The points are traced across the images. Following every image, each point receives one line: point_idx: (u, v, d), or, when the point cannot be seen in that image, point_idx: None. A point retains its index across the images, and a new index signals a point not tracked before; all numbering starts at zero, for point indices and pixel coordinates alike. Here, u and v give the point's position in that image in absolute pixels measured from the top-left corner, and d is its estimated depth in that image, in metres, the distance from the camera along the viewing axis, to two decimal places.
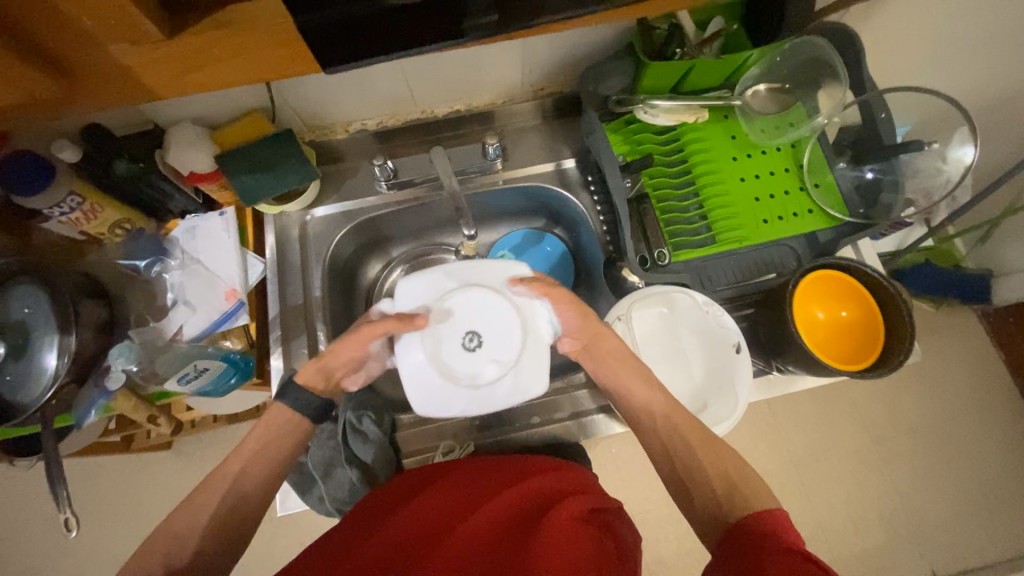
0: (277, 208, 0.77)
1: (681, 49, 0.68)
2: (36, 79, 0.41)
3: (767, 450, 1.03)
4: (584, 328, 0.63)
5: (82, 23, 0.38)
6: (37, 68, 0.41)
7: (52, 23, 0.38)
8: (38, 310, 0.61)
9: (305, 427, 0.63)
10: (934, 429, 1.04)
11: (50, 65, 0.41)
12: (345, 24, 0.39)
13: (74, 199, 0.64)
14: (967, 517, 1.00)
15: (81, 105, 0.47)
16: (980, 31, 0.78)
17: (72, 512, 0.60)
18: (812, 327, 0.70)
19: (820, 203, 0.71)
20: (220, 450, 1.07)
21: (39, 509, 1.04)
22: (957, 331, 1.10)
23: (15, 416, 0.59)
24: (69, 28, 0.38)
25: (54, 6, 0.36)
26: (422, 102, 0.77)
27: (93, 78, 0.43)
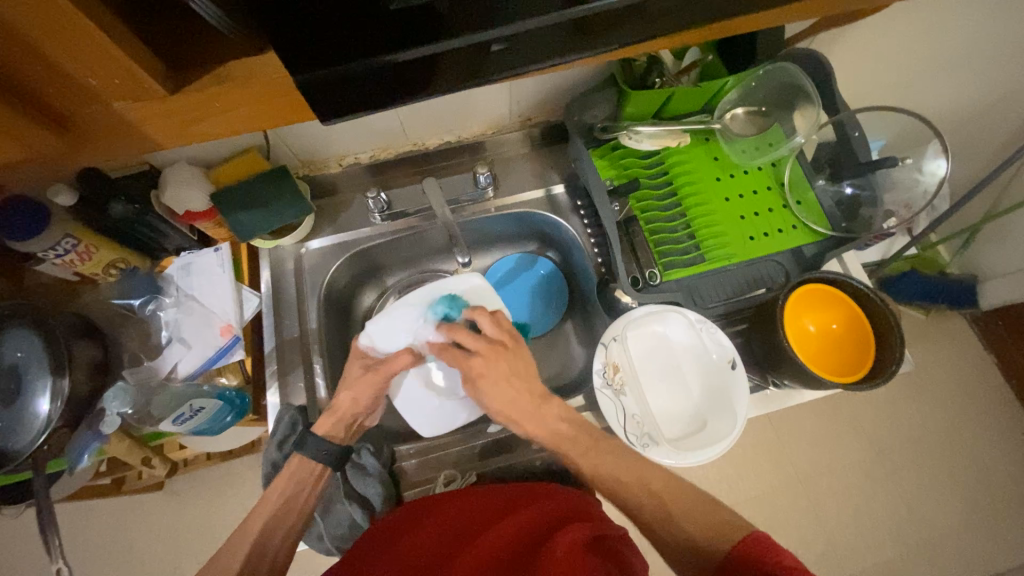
0: (273, 242, 0.77)
1: (660, 79, 0.72)
2: (41, 137, 0.42)
3: (770, 464, 1.03)
4: (514, 402, 0.60)
5: (86, 82, 0.39)
6: (39, 126, 0.41)
7: (56, 83, 0.39)
8: (31, 354, 0.60)
9: (301, 461, 0.62)
10: (934, 437, 1.04)
11: (52, 121, 0.42)
12: (351, 82, 0.40)
13: (69, 241, 0.65)
14: (976, 525, 0.99)
15: (77, 160, 0.47)
16: (948, 53, 0.82)
17: (64, 562, 0.58)
18: (805, 340, 0.71)
19: (803, 219, 0.73)
20: (215, 489, 1.05)
21: (22, 560, 1.00)
22: (949, 336, 1.12)
23: (6, 464, 0.57)
24: (71, 85, 0.39)
25: (58, 67, 0.37)
26: (413, 136, 0.80)
27: (96, 132, 0.44)
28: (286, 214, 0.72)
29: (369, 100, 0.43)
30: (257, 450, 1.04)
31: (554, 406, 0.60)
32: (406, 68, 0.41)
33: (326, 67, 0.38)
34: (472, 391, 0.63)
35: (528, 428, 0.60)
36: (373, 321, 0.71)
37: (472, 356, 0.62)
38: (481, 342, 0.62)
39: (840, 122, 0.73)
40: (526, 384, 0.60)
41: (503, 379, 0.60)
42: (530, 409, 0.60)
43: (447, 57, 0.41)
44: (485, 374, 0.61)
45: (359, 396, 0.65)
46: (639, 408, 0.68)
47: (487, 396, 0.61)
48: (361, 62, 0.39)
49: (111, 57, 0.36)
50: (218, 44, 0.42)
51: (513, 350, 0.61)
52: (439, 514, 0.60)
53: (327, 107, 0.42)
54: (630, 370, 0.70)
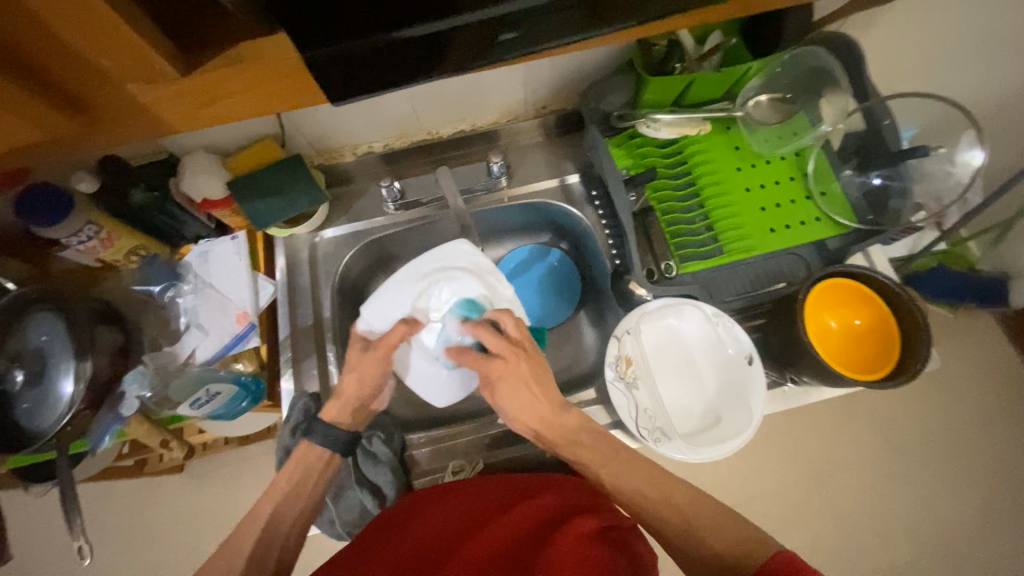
0: (288, 230, 0.78)
1: (681, 64, 0.70)
2: (55, 120, 0.42)
3: (786, 463, 1.00)
4: (530, 412, 0.59)
5: (101, 66, 0.39)
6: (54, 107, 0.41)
7: (73, 66, 0.39)
8: (56, 337, 0.62)
9: (308, 447, 0.62)
10: (959, 438, 1.01)
11: (67, 102, 0.42)
12: (363, 61, 0.40)
13: (91, 228, 0.66)
14: (1000, 531, 0.96)
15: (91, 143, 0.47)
16: (986, 36, 0.78)
17: (86, 538, 0.60)
18: (825, 336, 0.69)
19: (827, 211, 0.71)
20: (231, 472, 1.07)
21: (49, 536, 1.04)
22: (978, 335, 1.08)
23: (32, 443, 0.59)
24: (86, 68, 0.39)
25: (73, 51, 0.37)
26: (427, 124, 0.79)
27: (108, 115, 0.44)
28: (300, 203, 0.72)
29: (378, 79, 0.42)
30: (273, 435, 1.06)
31: (573, 415, 0.58)
32: (411, 47, 0.40)
33: (331, 45, 0.37)
34: (490, 395, 0.61)
35: (551, 437, 0.59)
36: (368, 304, 0.73)
37: (492, 358, 0.60)
38: (503, 342, 0.60)
39: (870, 109, 0.70)
40: (545, 393, 0.58)
41: (519, 386, 0.59)
42: (550, 419, 0.58)
43: (452, 34, 0.40)
44: (503, 377, 0.59)
45: (363, 377, 0.64)
46: (650, 402, 0.67)
47: (506, 400, 0.60)
48: (365, 40, 0.38)
49: (122, 40, 0.36)
50: (231, 26, 0.42)
51: (534, 356, 0.60)
52: (448, 504, 0.59)
53: (335, 87, 0.42)
54: (642, 363, 0.69)
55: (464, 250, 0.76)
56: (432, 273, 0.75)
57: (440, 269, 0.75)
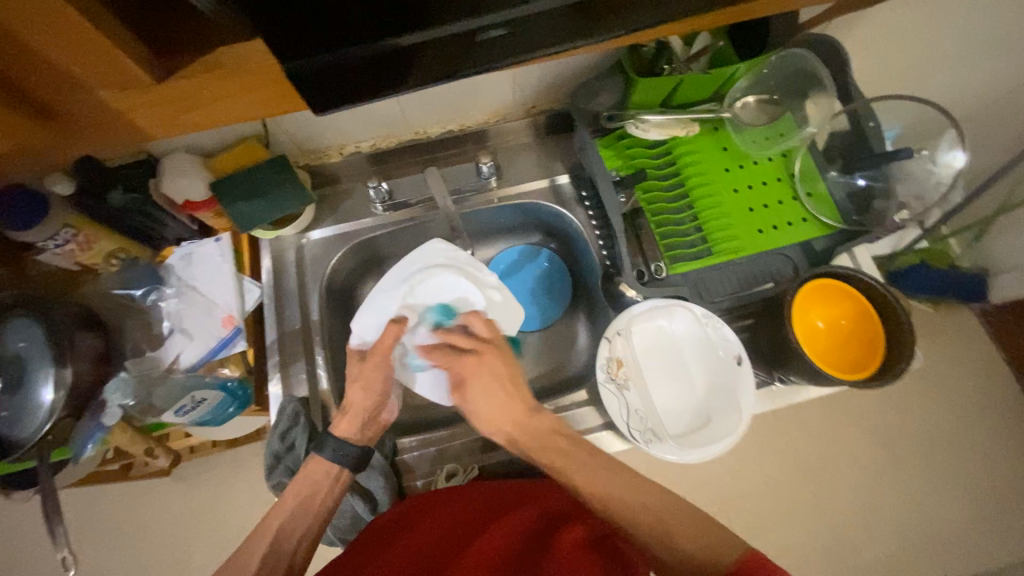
0: (274, 233, 0.77)
1: (669, 66, 0.70)
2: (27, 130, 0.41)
3: (773, 459, 1.02)
4: (505, 408, 0.58)
5: (75, 74, 0.38)
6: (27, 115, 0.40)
7: (44, 73, 0.37)
8: (33, 343, 0.60)
9: (317, 462, 0.62)
10: (940, 432, 1.03)
11: (39, 110, 0.41)
12: (354, 70, 0.39)
13: (67, 232, 0.64)
14: (978, 521, 0.99)
15: (69, 150, 0.46)
16: (969, 40, 0.79)
17: (69, 550, 0.59)
18: (813, 336, 0.69)
19: (813, 211, 0.72)
20: (219, 477, 1.06)
21: (31, 544, 1.01)
22: (958, 330, 1.10)
23: (11, 453, 0.57)
24: (60, 77, 0.38)
25: (45, 59, 0.36)
26: (414, 124, 0.78)
27: (85, 123, 0.43)
28: (286, 204, 0.71)
29: (365, 88, 0.41)
30: (262, 438, 1.05)
31: (546, 416, 0.58)
32: (389, 58, 0.39)
33: (304, 58, 0.37)
34: (460, 398, 0.60)
35: (525, 439, 0.58)
36: (359, 317, 0.72)
37: (463, 355, 0.62)
38: (474, 340, 0.62)
39: (854, 112, 0.71)
40: (515, 390, 0.59)
41: (488, 382, 0.59)
42: (523, 419, 0.58)
43: (423, 48, 0.39)
44: (474, 374, 0.60)
45: (368, 386, 0.64)
46: (642, 403, 0.68)
47: (475, 400, 0.59)
48: (339, 53, 0.37)
49: (94, 44, 0.35)
50: (213, 33, 0.41)
51: (505, 352, 0.62)
52: (441, 513, 0.59)
53: (323, 96, 0.41)
54: (634, 365, 0.69)
55: (440, 249, 0.75)
56: (416, 276, 0.74)
57: (421, 271, 0.74)
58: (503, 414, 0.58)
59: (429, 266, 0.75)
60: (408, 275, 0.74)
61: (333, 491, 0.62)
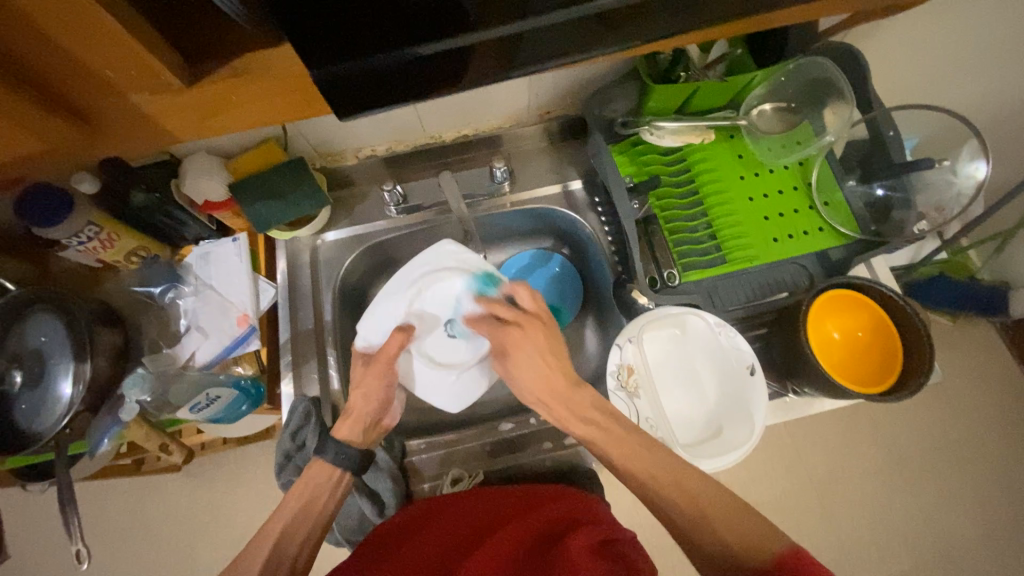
0: (289, 233, 0.77)
1: (686, 73, 0.71)
2: (60, 129, 0.42)
3: (785, 471, 1.00)
4: (544, 385, 0.60)
5: (105, 77, 0.39)
6: (59, 118, 0.41)
7: (76, 76, 0.38)
8: (55, 338, 0.62)
9: (319, 465, 0.62)
10: (959, 449, 1.01)
11: (71, 113, 0.42)
12: (374, 77, 0.39)
13: (92, 229, 0.65)
14: (999, 542, 0.96)
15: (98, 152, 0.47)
16: (992, 50, 0.78)
17: (83, 543, 0.60)
18: (828, 348, 0.69)
19: (831, 221, 0.70)
20: (229, 473, 1.07)
21: (46, 535, 1.03)
22: (978, 344, 1.08)
23: (31, 445, 0.59)
24: (91, 80, 0.39)
25: (76, 61, 0.37)
26: (430, 128, 0.79)
27: (113, 125, 0.44)
28: (303, 205, 0.72)
29: (388, 97, 0.42)
30: (271, 436, 1.06)
31: (586, 391, 0.59)
32: (414, 69, 0.40)
33: (332, 67, 0.37)
34: (503, 364, 0.64)
35: (560, 410, 0.60)
36: (363, 321, 0.71)
37: (507, 327, 0.64)
38: (520, 312, 0.63)
39: (873, 121, 0.71)
40: (561, 365, 0.60)
41: (536, 356, 0.61)
42: (561, 392, 0.60)
43: (447, 57, 0.39)
44: (518, 346, 0.62)
45: (369, 393, 0.65)
46: (652, 412, 0.67)
47: (519, 369, 0.62)
48: (371, 61, 0.38)
49: (125, 51, 0.35)
50: (236, 38, 0.41)
51: (551, 327, 0.62)
52: (450, 516, 0.59)
53: (343, 103, 0.41)
54: (645, 372, 0.69)
55: (450, 250, 0.72)
56: (421, 280, 0.73)
57: (428, 273, 0.72)
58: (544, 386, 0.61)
59: (435, 267, 0.73)
60: (414, 278, 0.72)
61: (336, 492, 0.63)
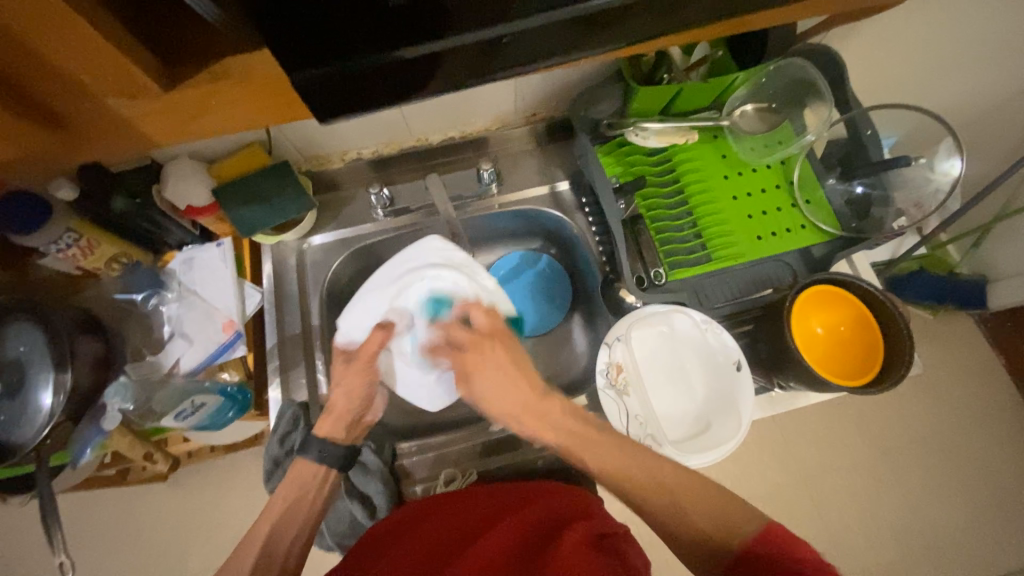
0: (275, 238, 0.77)
1: (669, 74, 0.71)
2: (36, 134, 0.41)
3: (773, 465, 1.02)
4: (515, 396, 0.59)
5: (80, 80, 0.37)
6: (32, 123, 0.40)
7: (48, 79, 0.37)
8: (34, 348, 0.60)
9: (302, 464, 0.62)
10: (941, 439, 1.03)
11: (44, 116, 0.41)
12: (371, 79, 0.39)
13: (71, 236, 0.64)
14: (980, 529, 0.99)
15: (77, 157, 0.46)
16: (966, 50, 0.80)
17: (66, 556, 0.59)
18: (812, 342, 0.70)
19: (811, 218, 0.72)
20: (218, 481, 1.05)
21: (27, 549, 1.01)
22: (958, 337, 1.11)
23: (10, 457, 0.57)
24: (66, 84, 0.38)
25: (49, 65, 0.36)
26: (416, 131, 0.79)
27: (88, 130, 0.43)
28: (287, 208, 0.71)
29: (369, 101, 0.41)
30: (260, 443, 1.05)
31: (556, 400, 0.58)
32: (394, 72, 0.39)
33: (309, 70, 0.37)
34: (468, 390, 0.63)
35: (529, 420, 0.58)
36: (344, 316, 0.72)
37: (465, 349, 0.64)
38: (474, 332, 0.64)
39: (852, 120, 0.72)
40: (524, 374, 0.60)
41: (499, 371, 0.60)
42: (531, 402, 0.58)
43: (425, 61, 0.39)
44: (477, 365, 0.62)
45: (351, 390, 0.65)
46: (642, 409, 0.68)
47: (484, 388, 0.61)
48: (348, 64, 0.37)
49: (103, 56, 0.35)
50: (217, 42, 0.41)
51: (509, 340, 0.62)
52: (439, 515, 0.59)
53: (326, 106, 0.41)
54: (633, 370, 0.69)
55: (437, 247, 0.74)
56: (405, 277, 0.73)
57: (411, 271, 0.73)
58: (514, 401, 0.60)
59: (419, 264, 0.74)
60: (396, 275, 0.74)
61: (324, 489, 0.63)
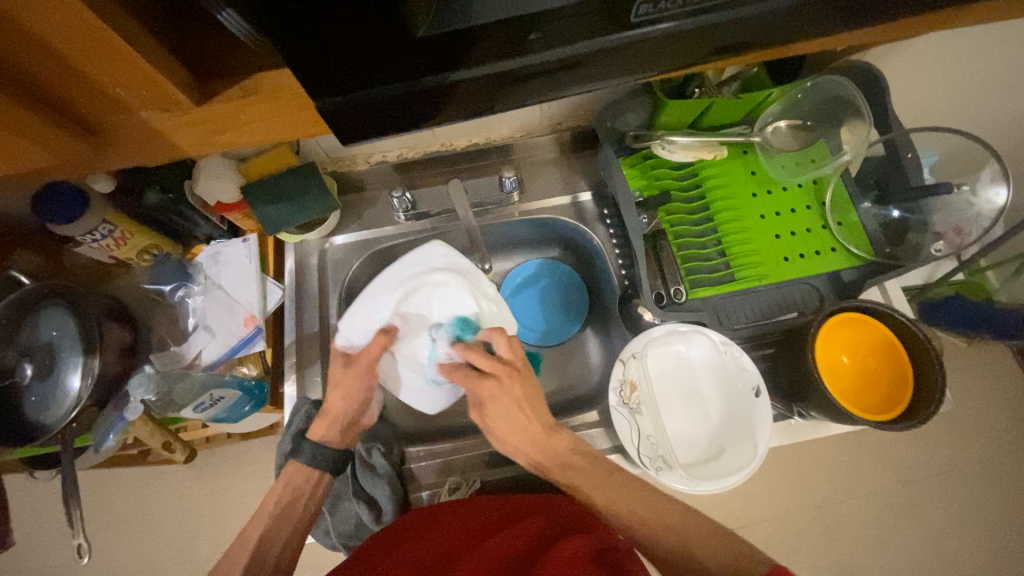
0: (298, 237, 0.78)
1: (700, 89, 0.70)
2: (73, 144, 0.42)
3: (788, 490, 0.99)
4: (522, 432, 0.59)
5: (117, 93, 0.38)
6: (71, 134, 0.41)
7: (88, 93, 0.38)
8: (66, 333, 0.63)
9: (297, 466, 0.63)
10: (968, 475, 0.98)
11: (82, 127, 0.42)
12: (389, 103, 0.37)
13: (106, 227, 0.66)
14: (1006, 571, 0.94)
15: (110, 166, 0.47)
16: (1018, 73, 0.76)
17: (85, 536, 0.61)
18: (835, 372, 0.67)
19: (843, 241, 0.69)
20: (231, 468, 1.08)
21: (50, 520, 1.05)
22: (993, 369, 1.06)
23: (37, 438, 0.60)
24: (105, 97, 0.39)
25: (89, 78, 0.37)
26: (441, 136, 0.79)
27: (124, 140, 0.44)
28: (312, 207, 0.73)
29: (395, 122, 0.39)
30: (274, 433, 1.07)
31: (563, 436, 0.60)
32: (427, 95, 0.37)
33: (338, 95, 0.35)
34: (478, 416, 0.62)
35: (544, 461, 0.59)
36: (346, 319, 0.71)
37: (485, 378, 0.61)
38: (495, 363, 0.61)
39: (892, 142, 0.70)
40: (534, 412, 0.59)
41: (511, 408, 0.60)
42: (539, 440, 0.59)
43: (462, 85, 0.37)
44: (493, 400, 0.60)
45: (348, 394, 0.65)
46: (654, 429, 0.66)
47: (495, 420, 0.60)
48: (378, 89, 0.35)
49: (140, 74, 0.36)
50: (247, 56, 0.41)
51: (527, 377, 0.61)
52: (441, 524, 0.59)
53: (354, 127, 0.39)
54: (647, 388, 0.68)
55: (442, 253, 0.75)
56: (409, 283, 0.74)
57: (416, 276, 0.75)
58: (521, 435, 0.60)
59: (423, 269, 0.75)
60: (401, 280, 0.74)
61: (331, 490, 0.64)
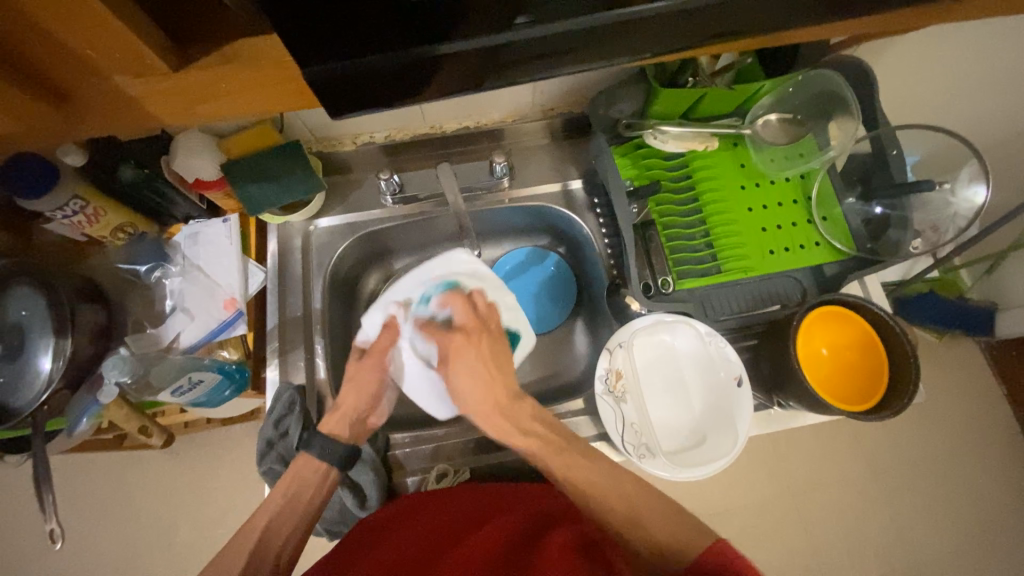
0: (282, 217, 0.77)
1: (693, 79, 0.70)
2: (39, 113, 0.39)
3: (764, 477, 1.02)
4: (484, 391, 0.59)
5: (89, 59, 0.36)
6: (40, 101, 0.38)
7: (61, 59, 0.36)
8: (35, 313, 0.60)
9: (306, 459, 0.62)
10: (934, 464, 1.02)
11: (50, 94, 0.39)
12: (379, 76, 0.36)
13: (77, 203, 0.63)
14: (965, 555, 0.99)
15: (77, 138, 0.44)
16: (999, 75, 0.77)
17: (57, 523, 0.59)
18: (816, 364, 0.69)
19: (826, 236, 0.70)
20: (212, 453, 1.06)
21: (23, 504, 1.03)
22: (962, 362, 1.09)
23: (7, 420, 0.58)
24: (74, 62, 0.37)
25: (57, 41, 0.34)
26: (431, 119, 0.77)
27: (95, 109, 0.41)
28: (296, 189, 0.71)
29: (380, 98, 0.38)
30: (255, 418, 1.05)
31: (527, 404, 0.58)
32: (416, 68, 0.36)
33: (318, 65, 0.34)
34: (444, 372, 0.63)
35: (505, 423, 0.58)
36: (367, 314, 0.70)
37: (454, 330, 0.63)
38: (469, 318, 0.64)
39: (878, 138, 0.70)
40: (500, 373, 0.59)
41: (475, 363, 0.60)
42: (503, 403, 0.58)
43: (449, 58, 0.36)
44: (458, 353, 0.61)
45: (360, 386, 0.66)
46: (638, 417, 0.67)
47: (458, 377, 0.60)
48: (365, 61, 0.34)
49: (113, 34, 0.34)
50: (229, 23, 0.40)
51: (495, 337, 0.62)
52: (425, 516, 0.59)
53: (335, 101, 0.37)
54: (633, 377, 0.69)
55: (464, 260, 0.72)
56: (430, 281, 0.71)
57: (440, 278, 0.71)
58: (485, 397, 0.59)
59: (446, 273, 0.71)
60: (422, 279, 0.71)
61: (313, 486, 0.62)
